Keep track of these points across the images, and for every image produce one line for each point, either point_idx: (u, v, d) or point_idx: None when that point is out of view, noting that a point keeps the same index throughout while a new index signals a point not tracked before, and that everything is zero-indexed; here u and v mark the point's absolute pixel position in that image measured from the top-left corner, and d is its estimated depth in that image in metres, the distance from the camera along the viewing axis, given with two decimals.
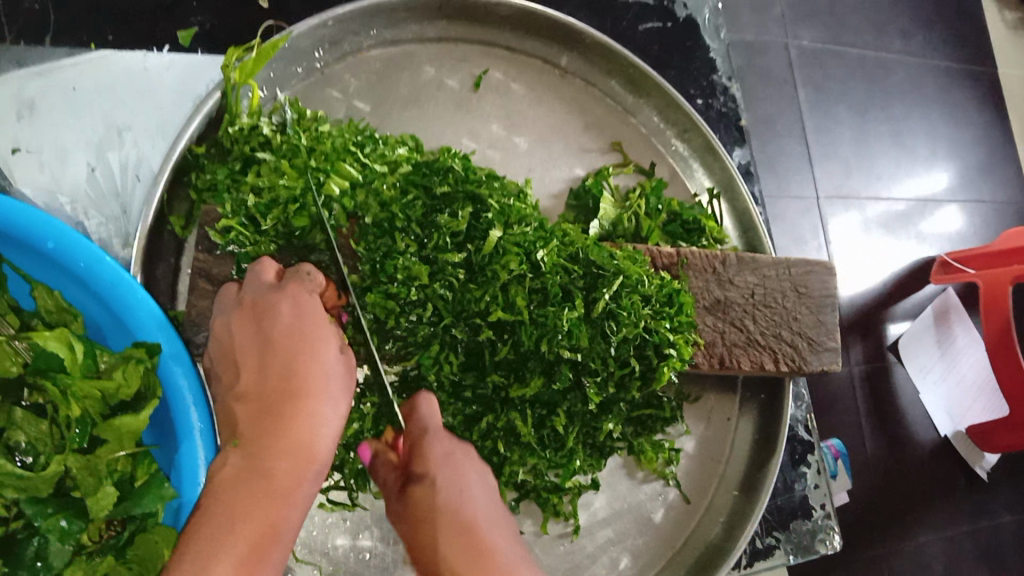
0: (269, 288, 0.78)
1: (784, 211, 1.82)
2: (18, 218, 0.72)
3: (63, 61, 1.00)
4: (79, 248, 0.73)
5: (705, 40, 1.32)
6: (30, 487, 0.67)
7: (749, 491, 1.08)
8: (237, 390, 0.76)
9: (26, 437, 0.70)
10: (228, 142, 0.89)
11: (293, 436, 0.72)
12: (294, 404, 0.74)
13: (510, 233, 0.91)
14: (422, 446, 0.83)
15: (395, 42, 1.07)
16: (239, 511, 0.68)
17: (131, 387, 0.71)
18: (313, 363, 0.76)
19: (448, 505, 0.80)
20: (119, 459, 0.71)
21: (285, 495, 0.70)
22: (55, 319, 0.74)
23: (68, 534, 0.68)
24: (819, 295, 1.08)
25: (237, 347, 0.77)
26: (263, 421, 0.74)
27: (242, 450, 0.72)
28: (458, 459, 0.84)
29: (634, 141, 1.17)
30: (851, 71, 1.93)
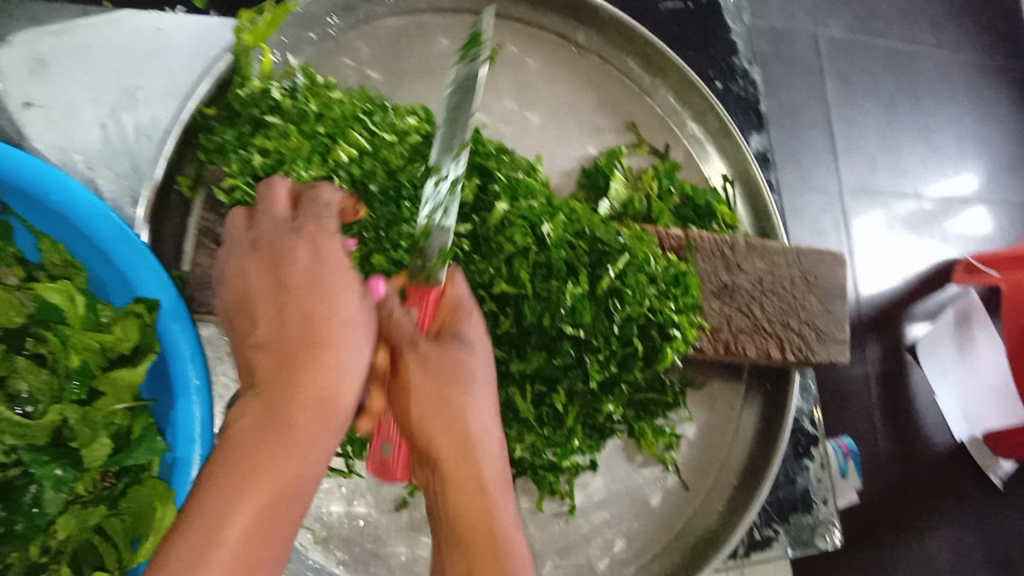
0: (288, 231, 0.80)
1: (804, 204, 1.79)
2: (23, 169, 0.73)
3: (78, 20, 1.00)
4: (83, 201, 0.73)
5: (728, 22, 1.30)
6: (28, 435, 0.69)
7: (749, 480, 1.06)
8: (255, 338, 0.75)
9: (26, 386, 0.71)
10: (237, 104, 0.88)
11: (314, 384, 0.72)
12: (313, 354, 0.73)
13: (517, 206, 0.92)
14: (465, 315, 0.82)
15: (410, 11, 1.05)
16: (256, 464, 0.68)
17: (129, 341, 0.72)
18: (334, 315, 0.75)
19: (480, 386, 0.79)
20: (117, 412, 0.72)
21: (304, 447, 0.71)
22: (59, 272, 0.75)
23: (62, 483, 0.69)
24: (829, 286, 1.06)
25: (251, 300, 0.77)
26: (282, 365, 0.73)
27: (262, 397, 0.72)
28: (488, 339, 0.83)
29: (650, 121, 1.15)
30: (879, 63, 1.89)
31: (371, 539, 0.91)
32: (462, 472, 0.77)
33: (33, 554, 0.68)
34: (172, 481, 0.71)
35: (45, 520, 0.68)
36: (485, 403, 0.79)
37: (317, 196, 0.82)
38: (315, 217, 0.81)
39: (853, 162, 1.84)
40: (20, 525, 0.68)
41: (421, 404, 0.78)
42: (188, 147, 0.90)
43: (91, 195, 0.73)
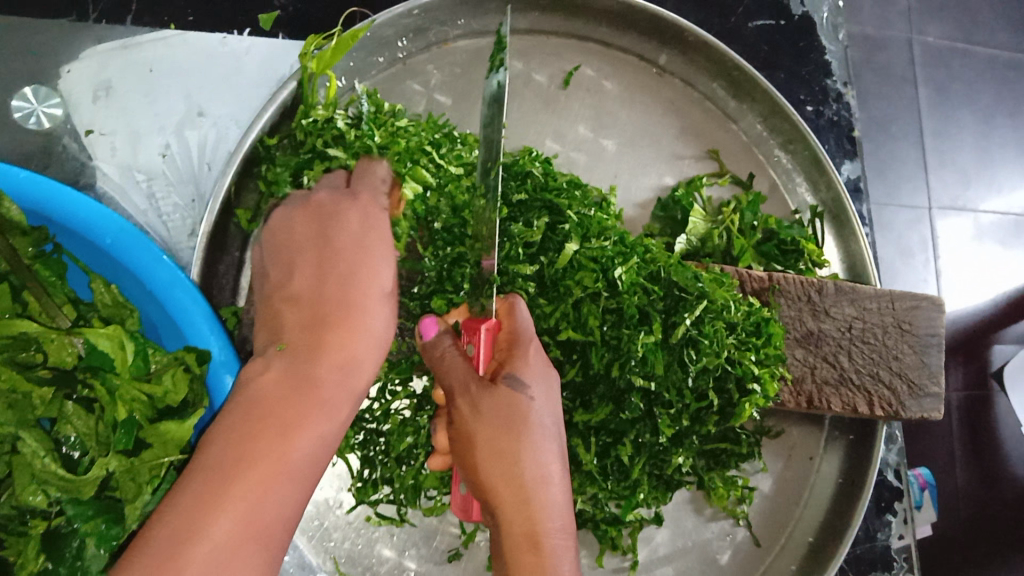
0: (343, 194, 0.79)
1: (891, 221, 1.67)
2: (83, 213, 0.74)
3: (146, 36, 1.02)
4: (136, 245, 0.74)
5: (821, 41, 1.21)
6: (72, 489, 0.68)
7: (828, 539, 0.99)
8: (290, 291, 0.76)
9: (75, 432, 0.72)
10: (301, 134, 0.85)
11: (341, 347, 0.72)
12: (344, 315, 0.74)
13: (588, 247, 0.87)
14: (524, 349, 0.78)
15: (483, 33, 1.01)
16: (274, 417, 0.65)
17: (178, 394, 0.72)
18: (372, 283, 0.77)
19: (538, 429, 0.75)
20: (164, 465, 0.71)
21: (323, 408, 0.68)
22: (110, 312, 0.76)
23: (105, 539, 0.69)
24: (925, 334, 0.97)
25: (295, 246, 0.78)
26: (310, 337, 0.72)
27: (287, 357, 0.70)
28: (552, 375, 0.79)
29: (733, 149, 1.08)
30: (978, 72, 1.73)
31: None
32: (518, 526, 0.72)
33: None
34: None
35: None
36: (546, 444, 0.75)
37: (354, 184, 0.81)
38: (370, 186, 0.82)
39: (945, 180, 1.69)
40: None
41: (477, 452, 0.74)
42: (247, 176, 0.87)
43: (147, 241, 0.74)
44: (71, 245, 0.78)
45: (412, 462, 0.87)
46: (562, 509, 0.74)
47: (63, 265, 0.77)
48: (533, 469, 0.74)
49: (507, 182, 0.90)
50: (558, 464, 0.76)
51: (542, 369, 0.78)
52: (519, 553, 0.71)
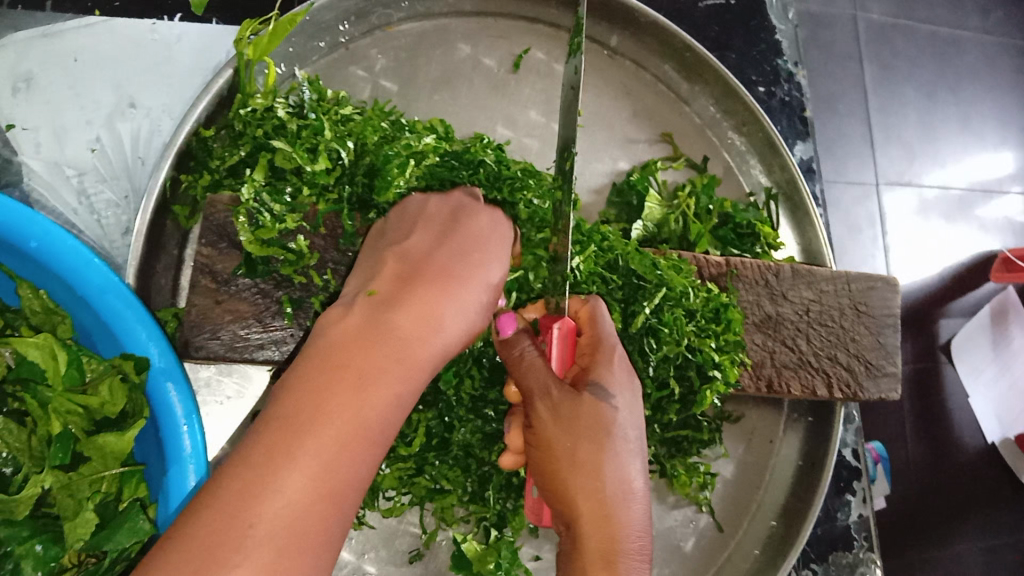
0: (439, 224, 0.75)
1: (840, 198, 1.69)
2: (4, 213, 0.69)
3: (67, 25, 0.96)
4: (64, 247, 0.70)
5: (770, 21, 1.21)
6: (3, 509, 0.63)
7: (791, 521, 0.99)
8: (400, 251, 0.71)
9: (6, 447, 0.66)
10: (239, 125, 0.81)
11: (414, 312, 0.64)
12: (414, 294, 0.66)
13: (540, 237, 0.85)
14: (606, 357, 0.77)
15: (428, 16, 1.00)
16: (343, 382, 0.56)
17: (116, 404, 0.68)
18: (478, 269, 0.72)
19: (620, 435, 0.74)
20: (104, 479, 0.68)
21: (401, 367, 0.60)
22: (39, 319, 0.72)
23: (43, 562, 0.64)
24: (880, 315, 0.97)
25: (419, 215, 0.76)
26: (391, 305, 0.64)
27: (370, 304, 0.64)
28: (635, 386, 0.78)
29: (686, 131, 1.07)
30: (921, 50, 1.75)
31: None
32: (595, 539, 0.70)
33: None
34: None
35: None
36: (631, 458, 0.74)
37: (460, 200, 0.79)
38: (468, 217, 0.77)
39: (892, 155, 1.71)
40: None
41: (556, 459, 0.73)
42: (181, 171, 0.82)
43: (78, 243, 0.70)
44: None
45: None
46: (642, 527, 0.72)
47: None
48: (621, 476, 0.72)
49: (458, 172, 0.84)
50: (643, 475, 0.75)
51: (625, 384, 0.76)
52: (592, 567, 0.69)
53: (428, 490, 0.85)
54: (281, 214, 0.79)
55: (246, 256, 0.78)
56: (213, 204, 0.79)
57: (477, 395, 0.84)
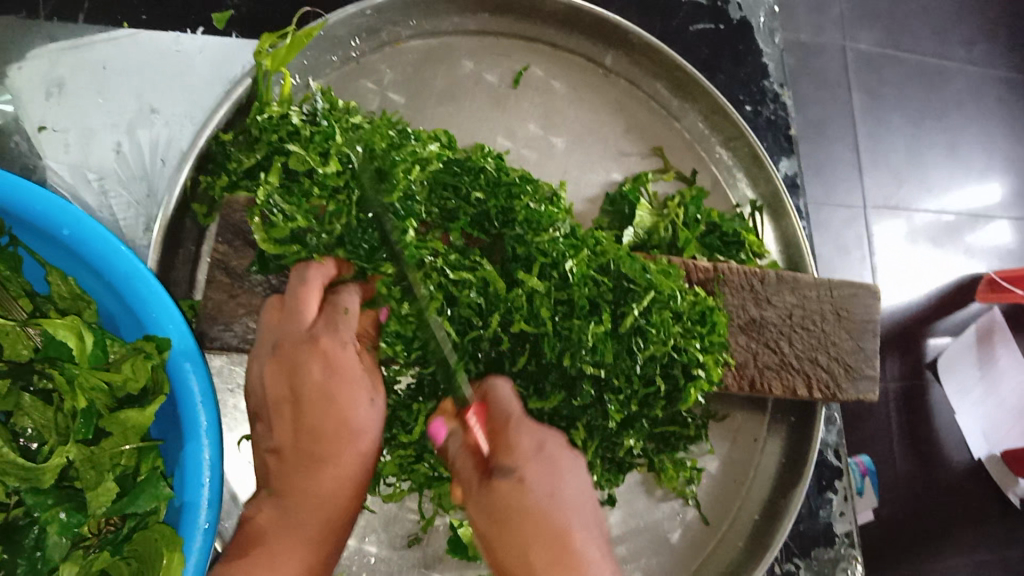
0: (302, 341, 0.81)
1: (827, 219, 1.74)
2: (38, 205, 0.75)
3: (97, 37, 1.03)
4: (94, 236, 0.76)
5: (758, 44, 1.28)
6: (33, 477, 0.70)
7: (772, 517, 1.04)
8: (272, 383, 0.82)
9: (32, 424, 0.75)
10: (256, 130, 0.87)
11: (316, 486, 0.79)
12: (323, 464, 0.79)
13: (539, 239, 0.89)
14: (502, 436, 0.80)
15: (434, 33, 1.06)
16: (268, 561, 0.75)
17: (138, 381, 0.74)
18: (351, 386, 0.81)
19: (540, 509, 0.76)
20: (123, 454, 0.74)
21: (331, 475, 0.79)
22: (67, 304, 0.78)
23: (66, 528, 0.71)
24: (861, 321, 1.02)
25: (271, 399, 0.83)
26: (301, 440, 0.81)
27: (287, 448, 0.81)
28: (542, 451, 0.81)
29: (675, 145, 1.13)
30: (907, 78, 1.82)
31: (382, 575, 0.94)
32: None
33: None
34: (181, 525, 0.73)
35: (47, 565, 0.70)
36: (548, 521, 0.75)
37: (341, 299, 0.83)
38: (331, 325, 0.82)
39: (877, 176, 1.77)
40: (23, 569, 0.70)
41: (492, 547, 0.77)
42: (201, 172, 0.90)
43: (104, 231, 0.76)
44: (27, 238, 0.79)
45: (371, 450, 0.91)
46: None
47: (19, 260, 0.77)
48: (558, 548, 0.73)
49: (460, 178, 0.91)
50: (581, 538, 0.75)
51: (520, 456, 0.79)
52: None
53: (427, 477, 0.91)
54: (292, 215, 0.83)
55: (259, 254, 0.85)
56: (230, 204, 0.85)
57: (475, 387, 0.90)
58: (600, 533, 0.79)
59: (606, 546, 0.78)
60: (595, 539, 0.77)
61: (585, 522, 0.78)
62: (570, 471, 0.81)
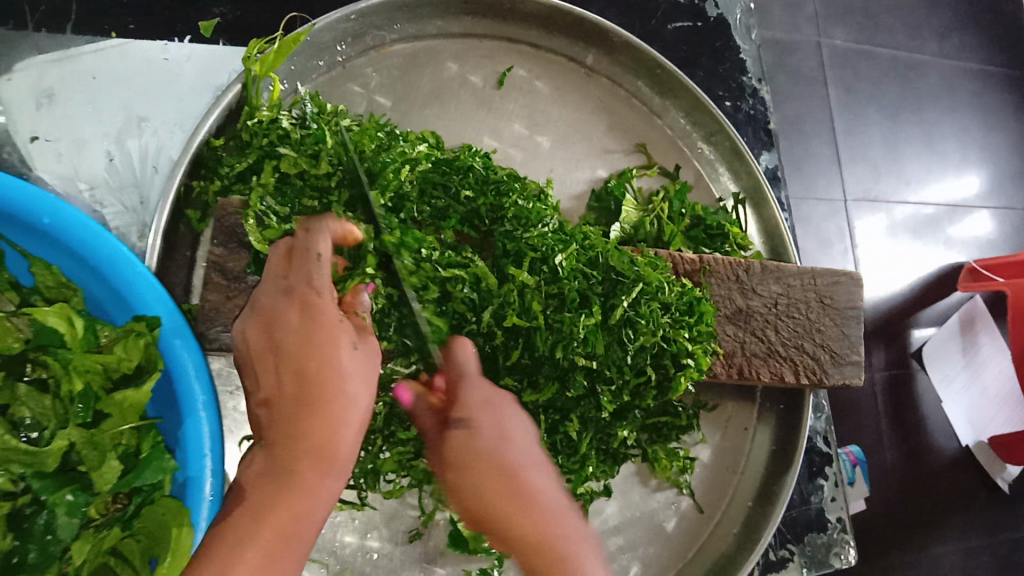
0: (280, 295, 0.81)
1: (810, 214, 1.76)
2: (22, 197, 0.80)
3: (84, 49, 1.05)
4: (76, 224, 0.81)
5: (735, 41, 1.31)
6: (37, 461, 0.72)
7: (764, 504, 1.06)
8: (252, 339, 0.82)
9: (30, 413, 0.76)
10: (247, 135, 0.89)
11: (307, 431, 0.77)
12: (312, 409, 0.78)
13: (529, 235, 0.91)
14: (455, 388, 0.85)
15: (418, 37, 1.08)
16: (262, 508, 0.72)
17: (132, 360, 0.78)
18: (333, 325, 0.81)
19: (495, 457, 0.81)
20: (123, 433, 0.77)
21: (323, 416, 0.77)
22: (54, 294, 0.82)
23: (74, 508, 0.73)
24: (844, 307, 1.04)
25: (255, 355, 0.82)
26: (288, 387, 0.80)
27: (274, 398, 0.80)
28: (492, 391, 0.85)
29: (659, 141, 1.15)
30: (883, 73, 1.85)
31: (384, 569, 0.96)
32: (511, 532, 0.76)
33: None
34: (186, 498, 0.78)
35: (59, 546, 0.72)
36: (506, 444, 0.81)
37: (313, 242, 0.83)
38: (304, 274, 0.82)
39: (857, 172, 1.80)
40: (35, 553, 0.71)
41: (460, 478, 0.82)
42: (194, 178, 0.91)
43: (86, 220, 0.81)
44: (10, 231, 0.83)
45: (369, 447, 0.92)
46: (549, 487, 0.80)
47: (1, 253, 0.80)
48: (505, 489, 0.78)
49: (450, 177, 0.92)
50: (529, 475, 0.80)
51: (475, 384, 0.84)
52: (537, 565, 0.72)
53: (426, 474, 0.92)
54: (286, 215, 0.87)
55: (255, 255, 0.86)
56: (223, 206, 0.86)
57: None
58: (548, 465, 0.84)
59: (559, 483, 0.83)
60: (544, 461, 0.83)
61: (538, 465, 0.82)
62: (513, 408, 0.85)
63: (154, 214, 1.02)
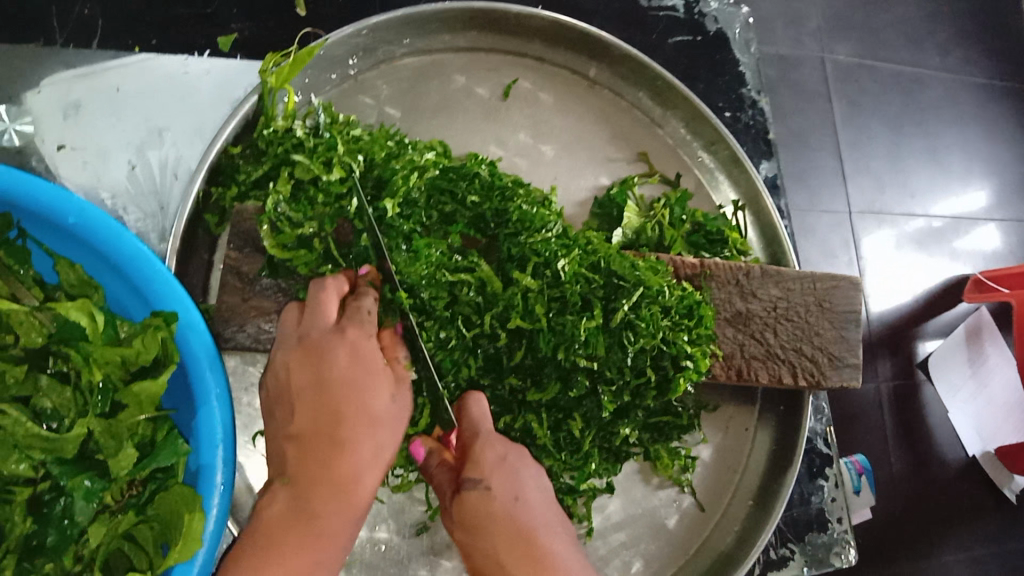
0: (328, 333, 0.86)
1: (813, 225, 1.78)
2: (47, 197, 0.85)
3: (109, 64, 1.11)
4: (97, 223, 0.85)
5: (735, 54, 1.35)
6: (57, 448, 0.77)
7: (763, 502, 1.09)
8: (291, 372, 0.86)
9: (50, 403, 0.79)
10: (263, 143, 0.93)
11: (333, 473, 0.81)
12: (342, 453, 0.82)
13: (532, 240, 0.94)
14: (470, 445, 0.86)
15: (427, 51, 1.13)
16: (280, 547, 0.77)
17: (149, 353, 0.81)
18: (373, 376, 0.85)
19: (506, 513, 0.82)
20: (140, 423, 0.82)
21: (353, 467, 0.82)
22: (77, 290, 0.86)
23: (91, 493, 0.78)
24: (843, 310, 1.07)
25: (292, 389, 0.86)
26: (320, 427, 0.83)
27: (302, 434, 0.84)
28: (508, 451, 0.88)
29: (659, 151, 1.19)
30: (884, 86, 1.88)
31: (392, 562, 1.00)
32: None
33: (67, 563, 0.76)
34: (198, 485, 0.82)
35: (76, 530, 0.77)
36: (516, 508, 0.83)
37: (363, 301, 0.88)
38: (356, 320, 0.87)
39: (860, 184, 1.82)
40: (53, 536, 0.76)
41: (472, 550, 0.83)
42: (213, 185, 0.96)
43: (108, 219, 0.85)
44: (36, 231, 0.88)
45: None
46: (567, 560, 0.81)
47: (28, 252, 0.85)
48: (516, 544, 0.81)
49: (457, 183, 0.96)
50: (545, 537, 0.82)
51: (492, 439, 0.87)
52: None
53: None
54: (298, 221, 0.90)
55: (270, 260, 0.91)
56: (241, 213, 0.92)
57: (473, 380, 0.95)
58: (563, 527, 0.86)
59: (572, 541, 0.85)
60: (558, 530, 0.85)
61: (551, 526, 0.84)
62: (529, 475, 0.87)
63: (173, 220, 1.07)
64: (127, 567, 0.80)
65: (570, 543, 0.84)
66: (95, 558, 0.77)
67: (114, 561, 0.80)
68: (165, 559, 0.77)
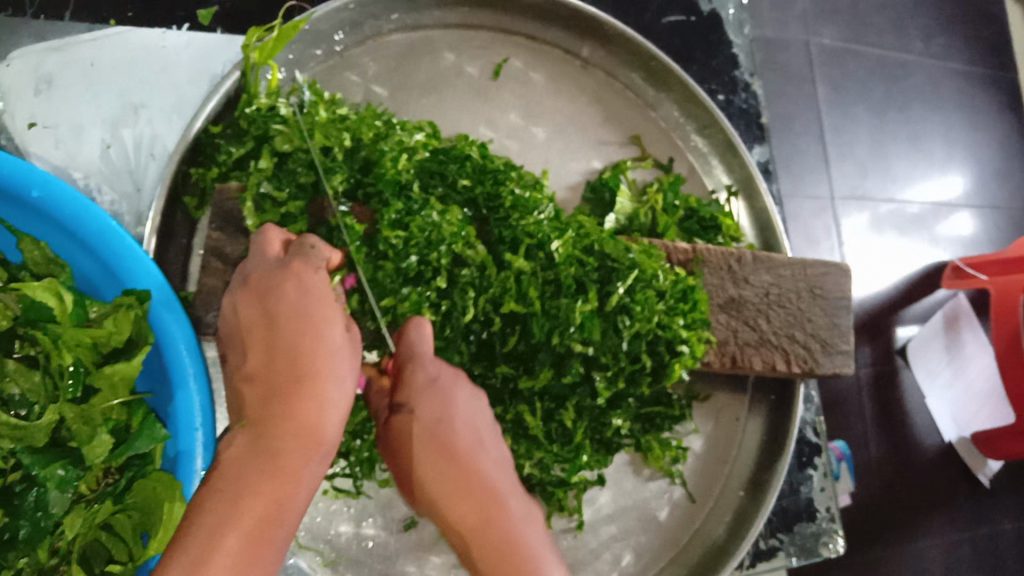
0: (274, 267, 0.81)
1: (798, 211, 1.77)
2: (7, 170, 0.80)
3: (83, 37, 1.05)
4: (61, 196, 0.81)
5: (728, 35, 1.32)
6: (26, 437, 0.73)
7: (754, 492, 1.07)
8: (241, 309, 0.81)
9: (19, 389, 0.77)
10: (245, 122, 0.89)
11: (294, 412, 0.77)
12: (301, 388, 0.78)
13: (525, 222, 0.91)
14: (405, 369, 0.84)
15: (416, 27, 1.08)
16: (245, 489, 0.72)
17: (122, 334, 0.78)
18: (327, 309, 0.81)
19: (429, 433, 0.83)
20: (113, 407, 0.78)
21: (313, 401, 0.78)
22: (42, 269, 0.81)
23: (65, 483, 0.74)
24: (834, 297, 1.04)
25: (242, 327, 0.82)
26: (273, 364, 0.79)
27: (255, 374, 0.80)
28: (441, 363, 0.86)
29: (652, 134, 1.16)
30: (870, 72, 1.86)
31: (380, 556, 0.97)
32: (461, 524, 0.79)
33: (43, 556, 0.73)
34: (178, 471, 0.78)
35: (50, 521, 0.73)
36: (444, 428, 0.83)
37: (307, 237, 0.83)
38: (301, 253, 0.82)
39: (844, 169, 1.81)
40: (26, 529, 0.72)
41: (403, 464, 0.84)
42: (192, 165, 0.92)
43: (74, 192, 0.81)
44: None
45: (365, 436, 0.93)
46: (496, 471, 0.83)
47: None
48: (444, 462, 0.81)
49: (447, 165, 0.93)
50: (472, 456, 0.82)
51: (427, 361, 0.83)
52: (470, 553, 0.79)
53: None
54: (281, 202, 0.87)
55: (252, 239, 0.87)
56: (222, 192, 0.88)
57: (464, 368, 0.93)
58: (499, 439, 0.86)
59: (503, 457, 0.85)
60: (493, 441, 0.86)
61: (486, 445, 0.84)
62: (464, 397, 0.85)
63: (149, 202, 1.02)
64: (107, 557, 0.77)
65: (503, 456, 0.85)
66: (72, 551, 0.74)
67: (92, 552, 0.77)
68: (145, 549, 0.75)
